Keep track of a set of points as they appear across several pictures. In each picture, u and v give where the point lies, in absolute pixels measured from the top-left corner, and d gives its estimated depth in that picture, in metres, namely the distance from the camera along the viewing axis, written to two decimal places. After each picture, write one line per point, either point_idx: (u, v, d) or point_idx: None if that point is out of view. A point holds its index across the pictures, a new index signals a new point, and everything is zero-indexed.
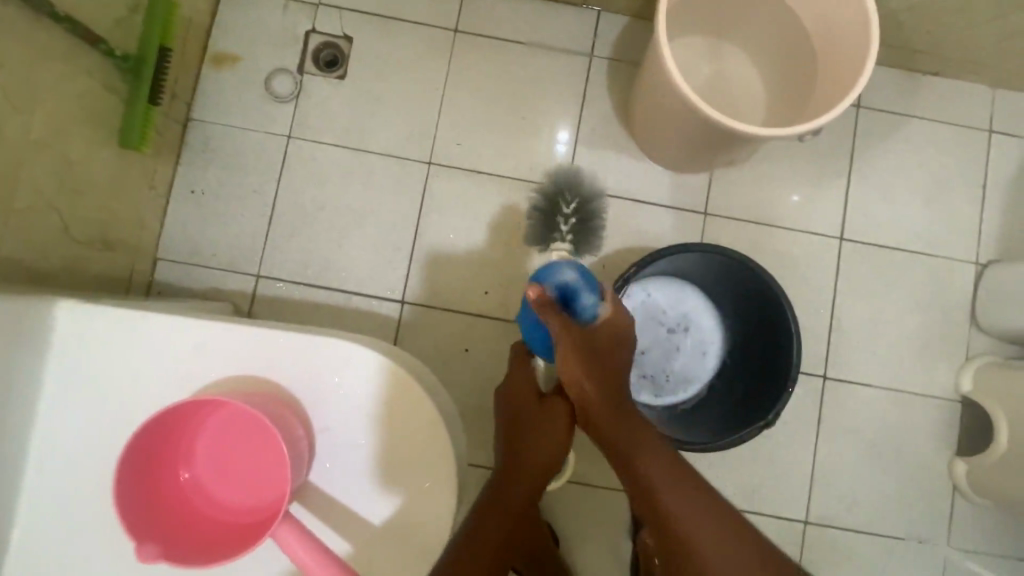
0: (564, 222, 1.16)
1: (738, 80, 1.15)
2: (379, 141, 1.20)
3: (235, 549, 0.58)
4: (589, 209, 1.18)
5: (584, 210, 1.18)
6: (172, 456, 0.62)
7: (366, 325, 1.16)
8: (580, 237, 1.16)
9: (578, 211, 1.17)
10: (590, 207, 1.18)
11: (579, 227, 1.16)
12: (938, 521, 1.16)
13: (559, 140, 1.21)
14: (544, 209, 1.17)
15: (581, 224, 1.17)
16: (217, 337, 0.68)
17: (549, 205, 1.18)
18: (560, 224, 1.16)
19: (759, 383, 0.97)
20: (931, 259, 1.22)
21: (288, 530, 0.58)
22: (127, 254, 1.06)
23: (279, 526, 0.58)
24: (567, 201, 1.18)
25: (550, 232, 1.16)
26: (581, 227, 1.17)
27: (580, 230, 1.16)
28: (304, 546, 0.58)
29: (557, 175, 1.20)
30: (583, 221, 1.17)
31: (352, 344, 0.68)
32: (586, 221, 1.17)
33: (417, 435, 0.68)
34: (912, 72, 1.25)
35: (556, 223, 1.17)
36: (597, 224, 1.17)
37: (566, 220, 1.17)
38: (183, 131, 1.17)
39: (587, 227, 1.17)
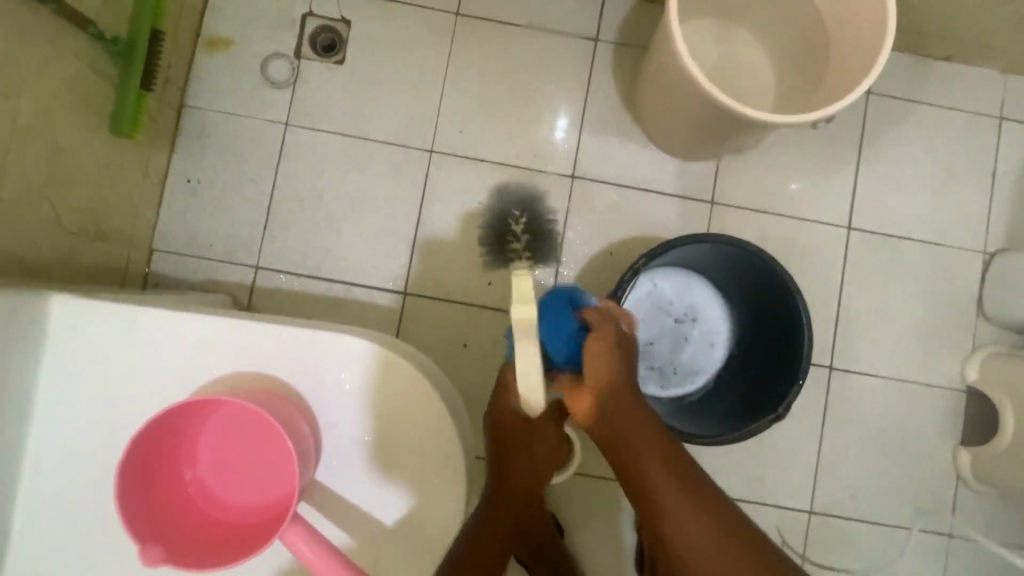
0: (515, 237, 1.12)
1: (747, 65, 1.13)
2: (380, 129, 1.17)
3: (242, 550, 0.57)
4: (539, 221, 1.16)
5: (534, 221, 1.15)
6: (175, 456, 0.60)
7: (367, 317, 1.14)
8: (537, 247, 1.11)
9: (529, 224, 1.15)
10: (537, 217, 1.16)
11: (534, 238, 1.12)
12: (942, 510, 1.16)
13: (558, 126, 1.19)
14: (495, 231, 1.15)
15: (534, 235, 1.13)
16: (217, 332, 0.66)
17: (500, 224, 1.15)
18: (513, 239, 1.12)
19: (769, 374, 0.96)
20: (940, 248, 1.20)
21: (296, 532, 0.57)
22: (122, 244, 1.04)
23: (286, 528, 0.56)
24: (517, 216, 1.16)
25: (505, 252, 1.10)
26: (534, 236, 1.13)
27: (535, 241, 1.12)
28: (313, 546, 0.56)
29: (507, 192, 1.17)
30: (534, 230, 1.14)
31: (358, 339, 0.67)
32: (538, 232, 1.14)
33: (426, 431, 0.67)
34: (923, 57, 1.22)
35: (508, 240, 1.12)
36: (549, 233, 1.15)
37: (519, 234, 1.13)
38: (178, 118, 1.14)
39: (541, 236, 1.13)
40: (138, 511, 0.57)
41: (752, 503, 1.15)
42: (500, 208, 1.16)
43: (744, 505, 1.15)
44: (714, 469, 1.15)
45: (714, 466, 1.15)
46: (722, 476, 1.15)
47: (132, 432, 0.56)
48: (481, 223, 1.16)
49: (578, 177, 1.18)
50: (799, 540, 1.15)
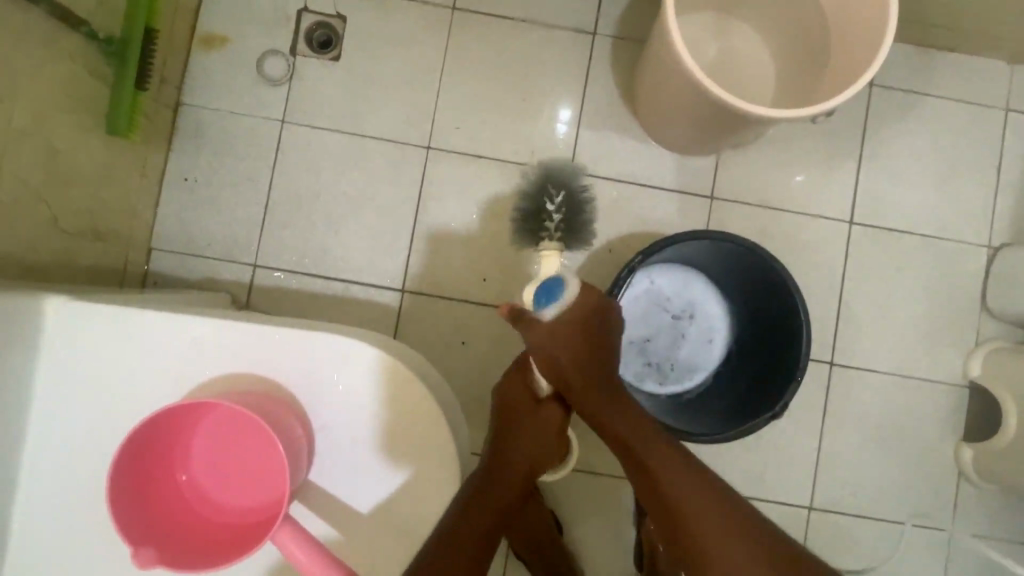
0: (551, 220, 1.16)
1: (747, 58, 1.11)
2: (377, 126, 1.16)
3: (235, 551, 0.57)
4: (576, 202, 1.16)
5: (571, 203, 1.16)
6: (169, 457, 0.60)
7: (366, 314, 1.14)
8: (569, 230, 1.16)
9: (565, 205, 1.16)
10: (577, 200, 1.16)
11: (568, 220, 1.16)
12: (944, 506, 1.15)
13: (560, 119, 1.18)
14: (530, 211, 1.16)
15: (570, 217, 1.16)
16: (210, 335, 0.67)
17: (535, 206, 1.16)
18: (549, 220, 1.16)
19: (767, 371, 0.95)
20: (943, 242, 1.19)
21: (288, 534, 0.57)
22: (120, 244, 1.04)
23: (278, 530, 0.57)
24: (553, 196, 1.16)
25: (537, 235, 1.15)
26: (569, 222, 1.16)
27: (569, 226, 1.16)
28: (304, 549, 0.57)
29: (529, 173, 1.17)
30: (570, 214, 1.16)
31: (352, 341, 0.67)
32: (574, 213, 1.16)
33: (419, 432, 0.67)
34: (928, 47, 1.20)
35: (544, 220, 1.16)
36: (585, 216, 1.16)
37: (554, 217, 1.16)
38: (174, 117, 1.14)
39: (577, 219, 1.16)
40: (132, 513, 0.57)
41: (751, 500, 1.14)
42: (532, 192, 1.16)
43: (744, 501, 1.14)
44: (714, 466, 1.15)
45: (714, 462, 1.15)
46: (721, 472, 1.15)
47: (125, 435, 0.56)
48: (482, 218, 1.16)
49: (577, 172, 1.17)
50: (798, 537, 1.14)
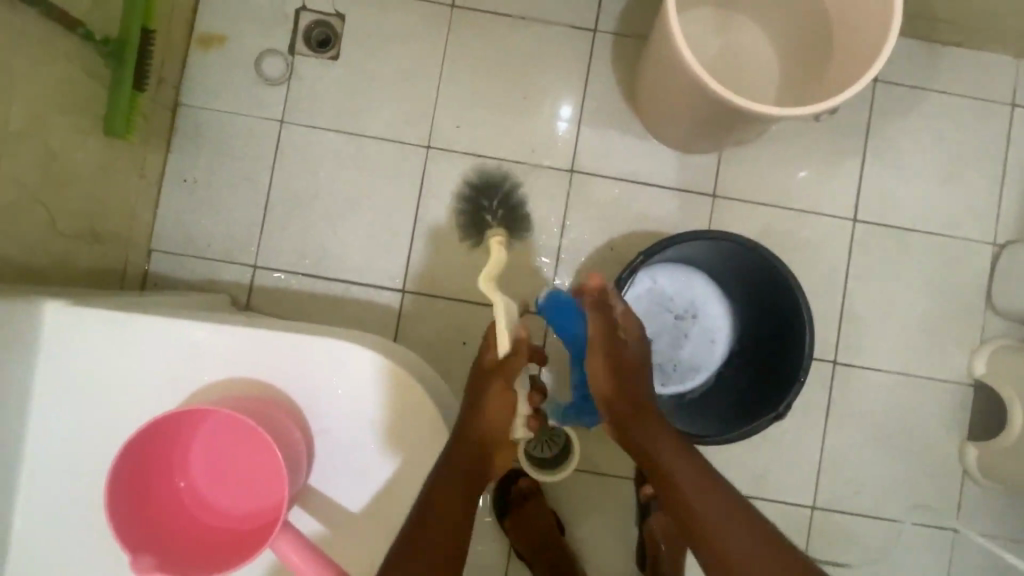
0: (491, 215, 1.12)
1: (749, 54, 1.10)
2: (376, 125, 1.16)
3: (233, 558, 0.57)
4: (512, 202, 1.15)
5: (508, 203, 1.14)
6: (167, 463, 0.60)
7: (366, 315, 1.14)
8: (514, 222, 1.12)
9: (502, 206, 1.14)
10: (513, 201, 1.15)
11: (505, 218, 1.12)
12: (947, 505, 1.15)
13: (562, 117, 1.17)
14: (470, 210, 1.13)
15: (510, 214, 1.13)
16: (209, 339, 0.66)
17: (474, 207, 1.13)
18: (489, 216, 1.12)
19: (770, 372, 0.94)
20: (948, 240, 1.18)
21: (286, 539, 0.57)
22: (120, 246, 1.04)
23: (276, 536, 0.57)
24: (490, 202, 1.13)
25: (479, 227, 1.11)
26: (510, 217, 1.13)
27: (509, 220, 1.12)
28: (303, 555, 0.57)
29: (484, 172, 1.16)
30: (510, 212, 1.13)
31: (351, 346, 0.66)
32: (512, 210, 1.14)
33: (419, 436, 0.66)
34: (933, 42, 1.19)
35: (484, 218, 1.12)
36: (521, 208, 1.14)
37: (495, 212, 1.12)
38: (172, 117, 1.13)
39: (517, 215, 1.13)
40: (130, 519, 0.57)
41: (754, 499, 1.14)
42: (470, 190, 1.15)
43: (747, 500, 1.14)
44: (716, 465, 1.14)
45: (717, 462, 1.14)
46: (724, 471, 1.14)
47: (122, 441, 0.56)
48: None
49: (578, 171, 1.16)
50: (801, 536, 1.14)
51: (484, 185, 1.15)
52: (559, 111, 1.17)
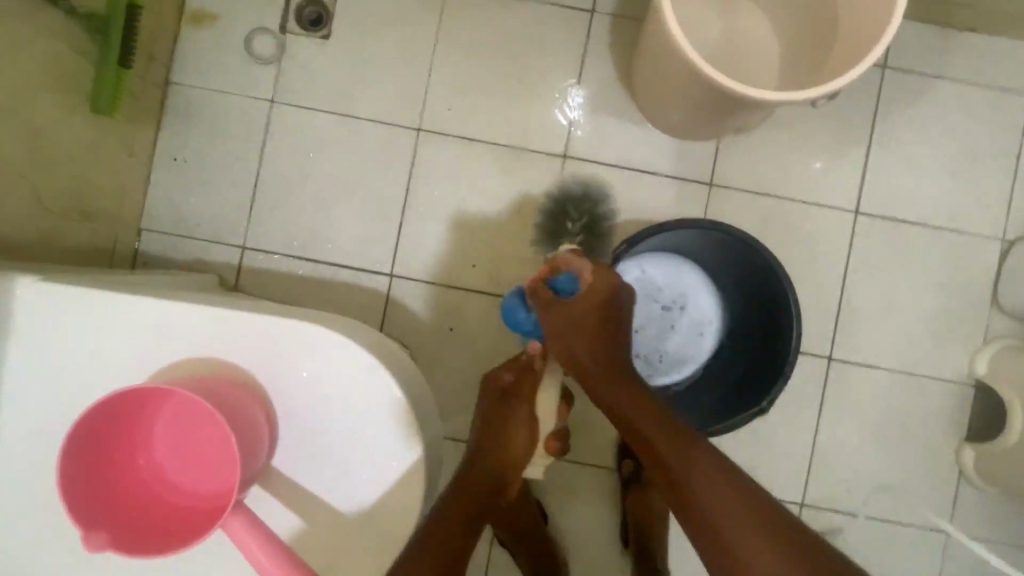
0: (572, 227, 1.13)
1: (751, 38, 1.06)
2: (365, 106, 1.14)
3: (187, 536, 0.57)
4: (598, 218, 1.13)
5: (594, 212, 1.13)
6: (127, 441, 0.59)
7: (354, 298, 1.13)
8: (591, 236, 1.13)
9: (588, 214, 1.13)
10: (599, 214, 1.13)
11: (589, 235, 1.13)
12: (940, 508, 1.12)
13: (574, 98, 1.14)
14: (556, 216, 1.13)
15: (593, 222, 1.13)
16: (177, 317, 0.65)
17: (556, 211, 1.13)
18: (569, 228, 1.13)
19: (757, 366, 0.93)
20: (955, 235, 1.13)
21: (239, 522, 0.56)
22: (109, 223, 1.04)
23: (230, 518, 0.56)
24: (576, 207, 1.13)
25: (558, 238, 1.13)
26: (591, 233, 1.13)
27: (590, 234, 1.13)
28: (257, 541, 0.56)
29: (568, 191, 1.14)
30: (592, 227, 1.13)
31: (317, 328, 0.65)
32: (596, 220, 1.13)
33: (384, 419, 0.65)
34: (947, 27, 1.13)
35: (564, 230, 1.13)
36: (606, 229, 1.13)
37: (576, 223, 1.13)
38: (163, 95, 1.13)
39: (598, 223, 1.13)
40: (85, 493, 0.56)
41: None
42: (557, 201, 1.13)
43: None
44: None
45: None
46: None
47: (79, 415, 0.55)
48: (474, 202, 1.14)
49: (571, 157, 1.14)
50: None
51: (597, 222, 1.13)
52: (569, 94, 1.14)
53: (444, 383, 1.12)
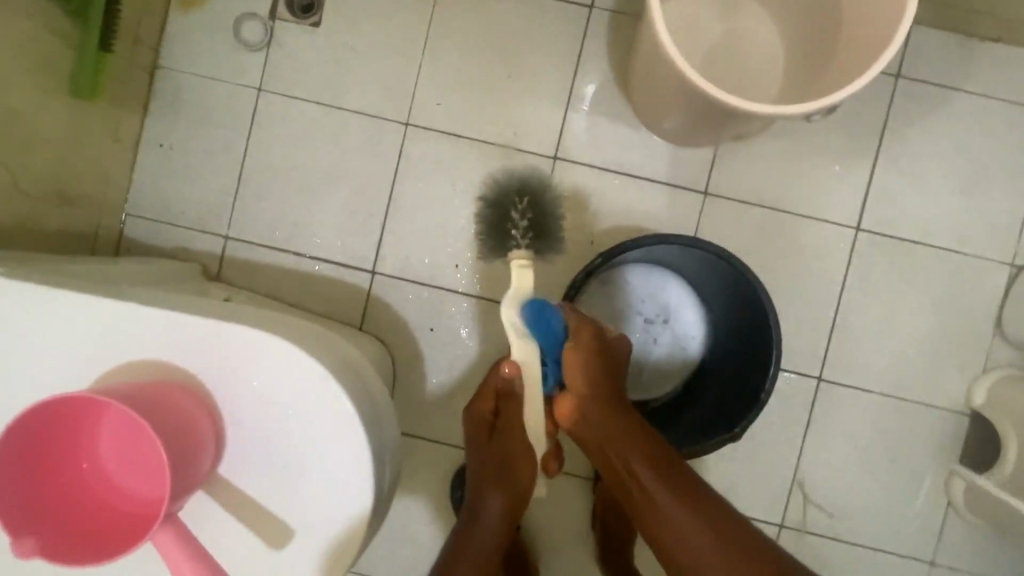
0: (514, 227, 0.90)
1: (755, 40, 1.01)
2: (354, 98, 1.11)
3: (120, 547, 0.55)
4: (542, 207, 0.95)
5: (539, 208, 0.95)
6: (71, 444, 0.57)
7: (333, 294, 1.12)
8: (538, 235, 0.91)
9: (531, 210, 0.94)
10: (543, 203, 0.96)
11: (534, 229, 0.92)
12: (927, 538, 1.08)
13: (586, 96, 1.10)
14: (493, 214, 0.95)
15: (539, 220, 0.94)
16: (130, 320, 0.65)
17: (496, 206, 0.94)
18: (513, 228, 0.91)
19: (733, 389, 0.91)
20: (960, 257, 1.08)
21: (170, 536, 0.55)
22: (91, 208, 1.04)
23: (160, 531, 0.55)
24: (519, 204, 0.95)
25: (503, 244, 0.91)
26: (537, 229, 0.92)
27: (537, 230, 0.92)
28: (184, 554, 0.55)
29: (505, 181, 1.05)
30: (538, 220, 0.93)
31: (268, 336, 0.65)
32: (542, 218, 0.93)
33: (334, 431, 0.66)
34: (965, 36, 1.08)
35: (506, 233, 0.94)
36: (556, 219, 0.95)
37: (519, 221, 0.91)
38: (150, 80, 1.12)
39: (546, 221, 0.94)
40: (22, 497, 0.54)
41: None
42: (494, 196, 0.98)
43: None
44: None
45: None
46: None
47: (15, 417, 0.53)
48: (460, 201, 1.11)
49: (562, 159, 1.11)
50: None
51: (543, 213, 0.94)
52: (581, 88, 1.10)
53: (421, 384, 1.10)
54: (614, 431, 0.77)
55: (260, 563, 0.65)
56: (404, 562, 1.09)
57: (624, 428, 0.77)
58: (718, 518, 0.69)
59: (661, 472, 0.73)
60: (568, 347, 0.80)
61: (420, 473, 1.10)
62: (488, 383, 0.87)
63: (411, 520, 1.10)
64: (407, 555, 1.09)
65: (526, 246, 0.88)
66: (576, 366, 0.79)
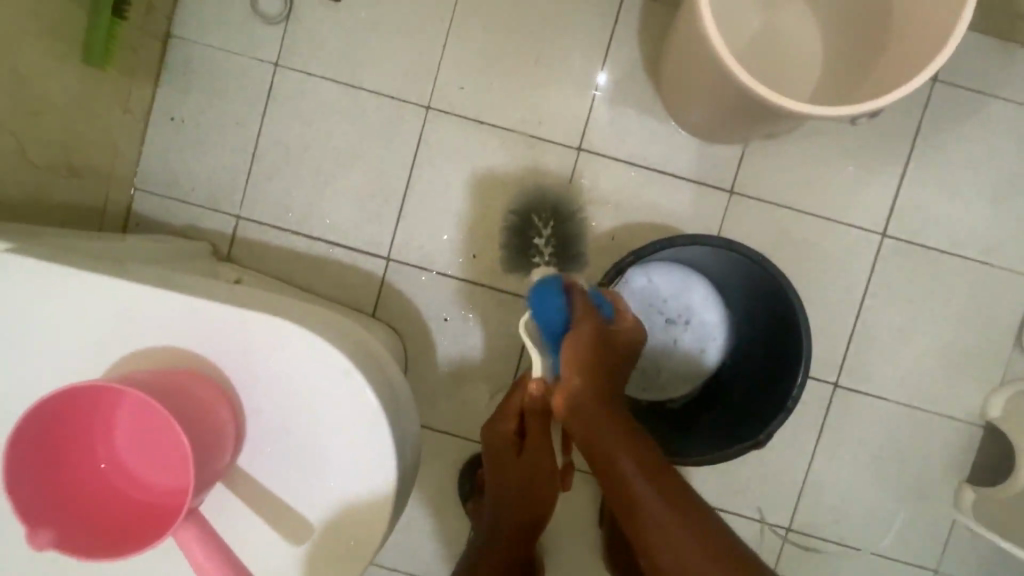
0: (540, 241, 1.08)
1: (794, 36, 0.98)
2: (374, 77, 1.08)
3: (140, 541, 0.53)
4: (566, 224, 1.08)
5: (560, 225, 1.08)
6: (87, 432, 0.55)
7: (346, 279, 1.09)
8: (560, 250, 1.08)
9: (555, 227, 1.08)
10: (567, 220, 1.08)
11: (557, 245, 1.08)
12: (933, 546, 1.08)
13: (598, 84, 1.07)
14: (519, 228, 1.08)
15: (561, 237, 1.08)
16: (143, 304, 0.63)
17: (523, 221, 1.08)
18: (537, 244, 1.08)
19: (755, 394, 0.90)
20: (985, 267, 1.07)
21: (190, 533, 0.54)
22: (99, 182, 1.01)
23: (180, 526, 0.54)
24: (541, 222, 1.08)
25: (529, 256, 1.08)
26: (561, 244, 1.08)
27: (561, 245, 1.08)
28: (205, 550, 0.54)
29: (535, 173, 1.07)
30: (561, 236, 1.08)
31: (290, 326, 0.63)
32: (563, 234, 1.08)
33: (356, 424, 0.64)
34: (1007, 41, 1.05)
35: (532, 246, 1.08)
36: (577, 237, 1.08)
37: (544, 236, 1.08)
38: (163, 49, 1.08)
39: (568, 238, 1.08)
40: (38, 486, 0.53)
41: (727, 514, 1.09)
42: (520, 208, 1.08)
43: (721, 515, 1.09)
44: (693, 475, 1.09)
45: (693, 473, 1.09)
46: (699, 483, 1.09)
47: (29, 406, 0.50)
48: (479, 190, 1.08)
49: (585, 150, 1.08)
50: (771, 556, 1.09)
51: (567, 230, 1.08)
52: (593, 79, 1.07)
53: (432, 375, 1.09)
54: (604, 438, 0.73)
55: (277, 558, 0.64)
56: (409, 552, 1.09)
57: (612, 436, 0.73)
58: (708, 522, 0.69)
59: (652, 477, 0.71)
60: (564, 349, 0.76)
61: (428, 464, 1.09)
62: (511, 402, 0.87)
63: (417, 511, 1.09)
64: (412, 545, 1.09)
65: (548, 262, 1.07)
66: (573, 374, 0.75)
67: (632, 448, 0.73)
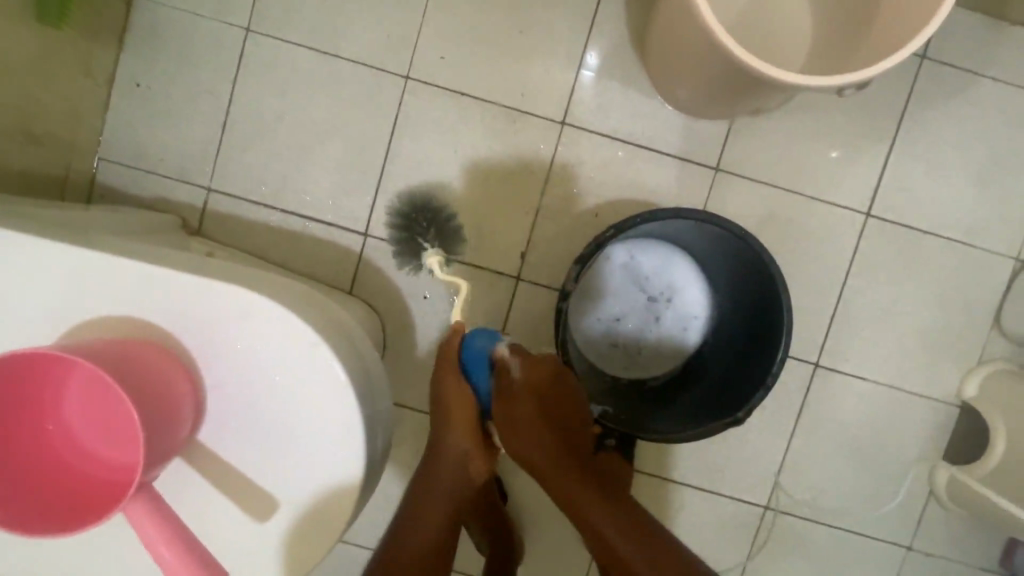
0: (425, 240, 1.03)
1: (783, 8, 0.95)
2: (351, 45, 1.04)
3: (87, 517, 0.51)
4: (432, 213, 1.04)
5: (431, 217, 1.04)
6: (34, 403, 0.53)
7: (322, 256, 1.06)
8: (443, 237, 1.04)
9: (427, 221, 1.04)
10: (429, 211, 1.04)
11: (440, 235, 1.04)
12: (906, 523, 1.10)
13: (587, 63, 1.04)
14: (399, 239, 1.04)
15: (438, 226, 1.04)
16: (97, 272, 0.60)
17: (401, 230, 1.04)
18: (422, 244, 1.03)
19: (737, 373, 0.89)
20: (966, 248, 1.07)
21: (140, 509, 0.52)
22: (60, 149, 0.96)
23: (130, 503, 0.51)
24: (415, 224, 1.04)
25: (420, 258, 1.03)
26: (443, 231, 1.04)
27: (442, 234, 1.04)
28: (156, 529, 0.52)
29: (518, 148, 1.05)
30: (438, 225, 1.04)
31: (256, 297, 0.60)
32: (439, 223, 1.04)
33: (324, 400, 0.62)
34: (996, 19, 1.04)
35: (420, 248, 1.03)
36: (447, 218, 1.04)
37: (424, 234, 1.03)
38: (128, 12, 1.02)
39: (441, 224, 1.04)
40: None
41: (705, 493, 1.09)
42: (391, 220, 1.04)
43: (700, 494, 1.09)
44: (673, 455, 1.08)
45: (673, 453, 1.09)
46: (680, 462, 1.09)
47: None
48: (459, 165, 1.05)
49: (569, 124, 1.05)
50: (749, 533, 1.10)
51: (440, 219, 1.04)
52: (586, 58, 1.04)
53: (411, 354, 1.07)
54: (579, 497, 0.75)
55: (240, 535, 0.62)
56: None
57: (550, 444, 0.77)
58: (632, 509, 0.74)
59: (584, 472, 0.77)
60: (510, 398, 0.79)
61: (406, 443, 1.08)
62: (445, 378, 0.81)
63: (396, 489, 1.07)
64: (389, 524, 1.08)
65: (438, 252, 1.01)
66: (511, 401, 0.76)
67: (592, 492, 0.75)
